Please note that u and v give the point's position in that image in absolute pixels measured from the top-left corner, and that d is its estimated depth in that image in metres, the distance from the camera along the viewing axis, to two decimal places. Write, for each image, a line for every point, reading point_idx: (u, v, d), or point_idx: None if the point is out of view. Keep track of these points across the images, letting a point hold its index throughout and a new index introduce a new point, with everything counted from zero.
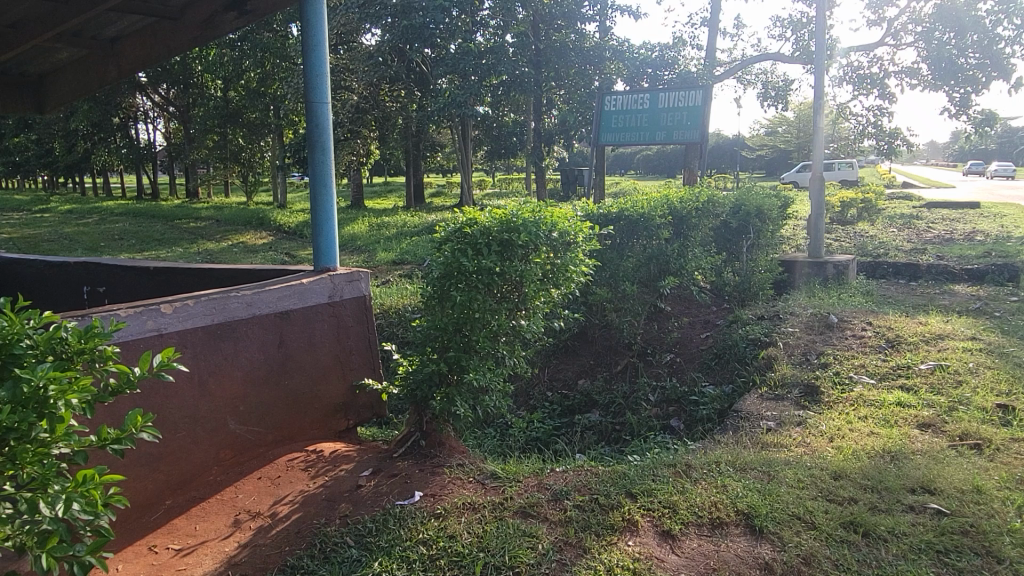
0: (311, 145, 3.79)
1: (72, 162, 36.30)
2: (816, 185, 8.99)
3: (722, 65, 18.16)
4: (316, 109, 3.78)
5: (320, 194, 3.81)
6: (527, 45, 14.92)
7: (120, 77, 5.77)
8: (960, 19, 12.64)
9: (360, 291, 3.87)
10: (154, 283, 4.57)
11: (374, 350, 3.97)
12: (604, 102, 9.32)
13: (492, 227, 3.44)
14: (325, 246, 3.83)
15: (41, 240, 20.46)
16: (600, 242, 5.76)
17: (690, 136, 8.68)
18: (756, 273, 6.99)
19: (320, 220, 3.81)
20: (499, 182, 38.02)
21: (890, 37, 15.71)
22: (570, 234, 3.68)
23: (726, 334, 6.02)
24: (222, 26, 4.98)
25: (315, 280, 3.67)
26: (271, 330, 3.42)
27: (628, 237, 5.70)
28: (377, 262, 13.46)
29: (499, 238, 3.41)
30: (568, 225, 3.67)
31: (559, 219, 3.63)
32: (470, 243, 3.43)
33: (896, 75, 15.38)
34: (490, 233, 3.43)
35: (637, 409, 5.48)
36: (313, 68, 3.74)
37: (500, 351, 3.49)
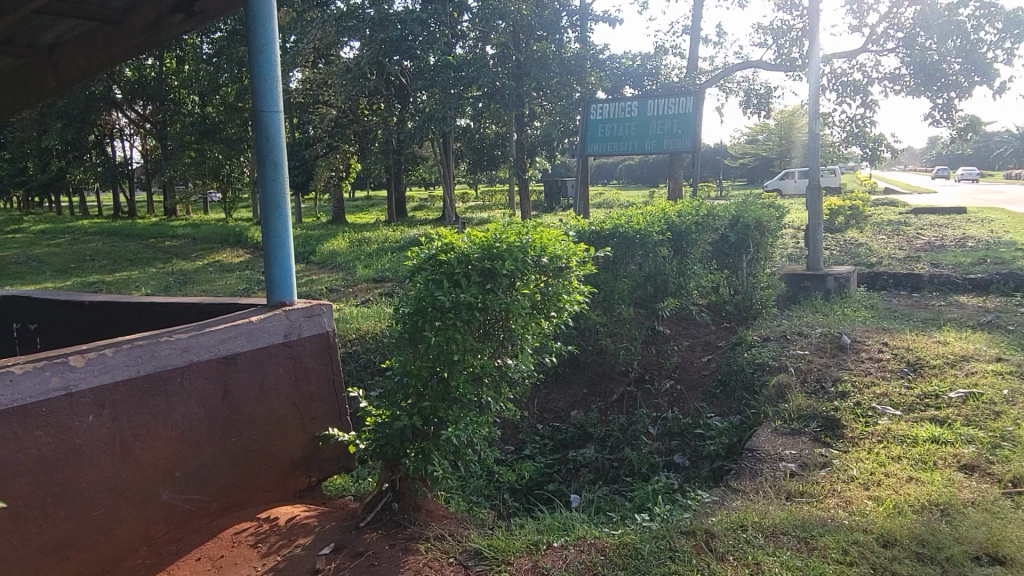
0: (260, 160, 3.26)
1: (47, 182, 35.49)
2: (813, 192, 8.56)
3: (704, 75, 17.93)
4: (267, 119, 3.25)
5: (272, 217, 3.27)
6: (507, 56, 14.59)
7: (60, 88, 5.21)
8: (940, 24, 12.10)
9: (320, 327, 3.36)
10: (91, 323, 4.01)
11: (339, 394, 3.46)
12: (591, 111, 8.90)
13: (472, 253, 2.94)
14: (278, 275, 3.30)
15: (10, 262, 19.76)
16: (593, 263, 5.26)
17: (680, 144, 8.21)
18: (758, 290, 6.54)
19: (274, 248, 3.28)
20: (481, 195, 37.57)
21: (873, 43, 15.49)
22: (561, 258, 3.19)
23: (730, 358, 5.55)
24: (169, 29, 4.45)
25: (267, 317, 3.15)
26: (214, 379, 2.89)
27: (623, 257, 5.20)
28: (356, 280, 12.95)
29: (480, 266, 2.90)
30: (560, 248, 3.19)
31: (548, 241, 3.14)
32: (447, 272, 2.92)
33: (879, 82, 15.19)
34: (469, 261, 2.93)
35: (637, 444, 5.04)
36: (261, 72, 3.22)
37: (483, 397, 3.00)
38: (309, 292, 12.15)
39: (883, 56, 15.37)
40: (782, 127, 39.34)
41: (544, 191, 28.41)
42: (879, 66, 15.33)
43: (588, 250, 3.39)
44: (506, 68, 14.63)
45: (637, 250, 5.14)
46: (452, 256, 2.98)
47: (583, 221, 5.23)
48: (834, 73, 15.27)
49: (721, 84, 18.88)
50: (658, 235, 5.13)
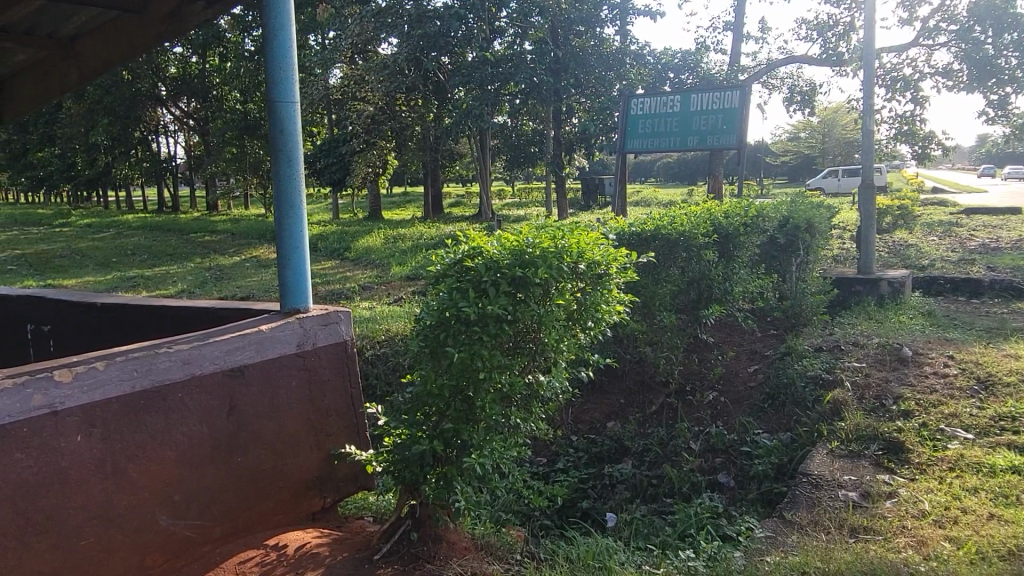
0: (274, 155, 3.01)
1: (94, 177, 36.16)
2: (867, 191, 8.07)
3: (747, 71, 17.41)
4: (281, 110, 2.99)
5: (285, 217, 3.02)
6: (545, 52, 14.30)
7: (81, 82, 5.06)
8: (997, 16, 11.37)
9: (337, 335, 3.12)
10: (103, 326, 3.83)
11: (356, 408, 3.21)
12: (631, 104, 8.49)
13: (502, 258, 2.65)
14: (292, 279, 3.05)
15: (54, 256, 20.11)
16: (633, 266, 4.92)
17: (724, 141, 7.82)
18: (809, 296, 6.14)
19: (287, 250, 3.03)
20: (517, 192, 37.31)
21: (925, 37, 14.80)
22: (601, 264, 2.89)
23: (779, 368, 5.17)
24: (185, 20, 4.23)
25: (279, 325, 2.91)
26: (218, 394, 2.66)
27: (666, 261, 4.84)
28: (390, 278, 12.79)
29: (510, 274, 2.61)
30: (599, 253, 2.89)
31: (586, 246, 2.84)
32: (474, 280, 2.63)
33: (931, 78, 14.53)
34: (498, 268, 2.64)
35: (677, 460, 4.73)
36: (276, 58, 2.95)
37: (512, 418, 2.73)
38: (342, 289, 12.01)
39: (935, 51, 14.71)
40: (826, 125, 38.37)
41: (581, 188, 28.02)
42: (932, 61, 14.67)
43: (630, 257, 3.09)
44: (544, 64, 14.33)
45: (681, 254, 4.77)
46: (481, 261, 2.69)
47: (623, 221, 4.90)
48: (885, 68, 14.64)
49: (764, 80, 18.32)
50: (704, 237, 4.76)
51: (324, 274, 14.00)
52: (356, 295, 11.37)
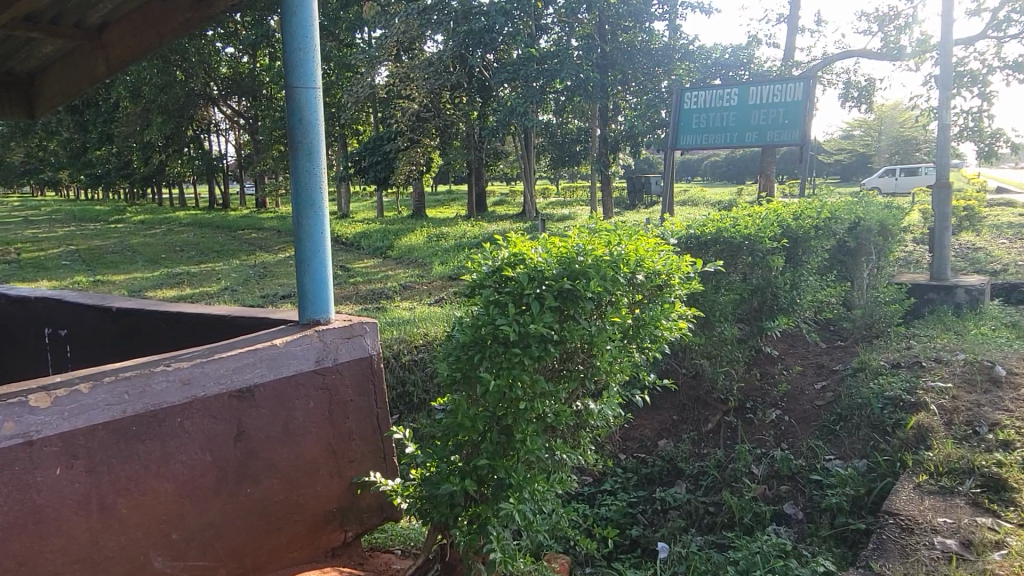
0: (292, 147, 2.68)
1: (149, 174, 36.91)
2: (941, 191, 7.43)
3: (801, 66, 16.71)
4: (300, 97, 2.65)
5: (305, 218, 2.70)
6: (592, 49, 13.86)
7: (109, 74, 4.82)
8: None
9: (360, 350, 2.78)
10: (118, 333, 3.56)
11: (382, 430, 2.88)
12: (682, 99, 7.86)
13: (549, 268, 2.27)
14: (312, 287, 2.73)
15: (106, 251, 20.41)
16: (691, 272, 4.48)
17: (788, 137, 7.34)
18: (882, 306, 5.61)
19: (306, 254, 2.70)
20: (562, 191, 36.88)
21: (994, 29, 13.91)
22: (661, 274, 2.50)
23: (851, 387, 4.68)
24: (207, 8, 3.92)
25: (296, 339, 2.59)
26: (225, 418, 2.34)
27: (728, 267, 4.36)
28: (431, 277, 12.54)
29: (557, 286, 2.23)
30: (658, 263, 2.49)
31: (645, 254, 2.45)
32: (515, 293, 2.26)
33: (1001, 71, 13.65)
34: (542, 279, 2.25)
35: (737, 486, 4.30)
36: (295, 38, 2.60)
37: (557, 451, 2.37)
38: (383, 289, 11.80)
39: (1005, 43, 13.83)
40: (882, 121, 37.02)
41: (627, 187, 27.47)
42: (1001, 54, 13.78)
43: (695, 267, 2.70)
44: (591, 60, 13.90)
45: (745, 260, 4.31)
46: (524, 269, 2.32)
47: (680, 223, 4.45)
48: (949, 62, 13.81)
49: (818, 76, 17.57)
50: (773, 243, 4.29)
51: (367, 272, 13.82)
52: (397, 295, 11.13)
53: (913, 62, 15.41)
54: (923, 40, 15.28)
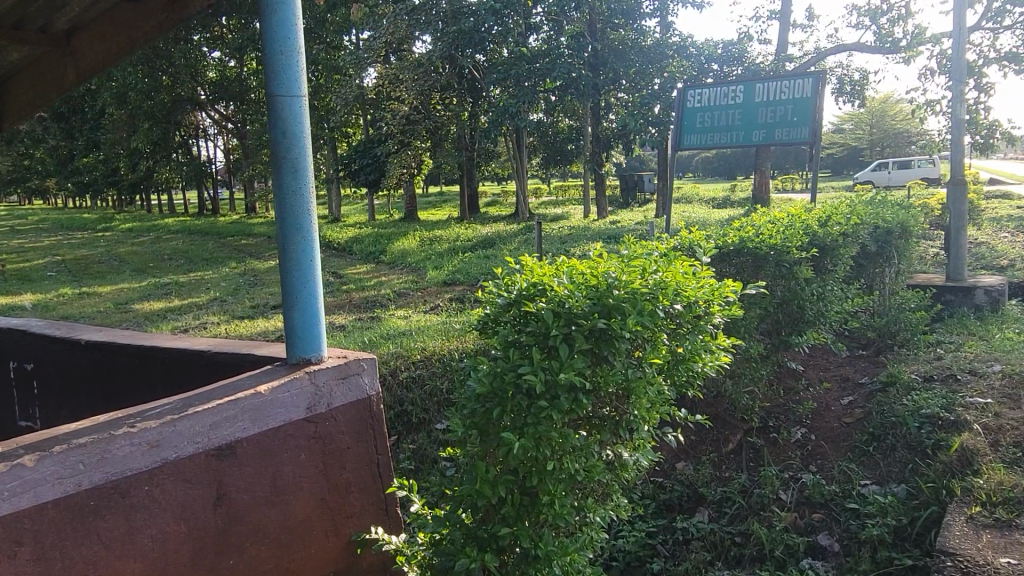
0: (275, 164, 2.33)
1: (137, 181, 36.36)
2: (957, 189, 7.16)
3: (793, 61, 16.48)
4: (282, 106, 2.31)
5: (292, 244, 2.34)
6: (584, 46, 13.57)
7: (78, 82, 4.46)
8: None
9: (356, 391, 2.46)
10: (89, 368, 3.23)
11: (382, 480, 2.55)
12: (686, 97, 7.50)
13: (577, 304, 1.96)
14: (302, 324, 2.39)
15: (93, 261, 19.94)
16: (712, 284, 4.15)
17: (797, 135, 7.01)
18: (907, 313, 5.34)
19: (294, 285, 2.36)
20: (554, 190, 36.56)
21: (989, 20, 13.70)
22: (701, 304, 2.18)
23: (883, 403, 4.38)
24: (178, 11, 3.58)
25: (284, 383, 2.25)
26: (201, 481, 2.01)
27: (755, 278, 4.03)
28: (427, 283, 12.21)
29: (587, 326, 1.92)
30: (698, 290, 2.17)
31: (684, 281, 2.14)
32: (540, 335, 1.96)
33: (996, 63, 13.43)
34: (571, 315, 1.94)
35: (765, 513, 3.97)
36: (276, 40, 2.27)
37: (588, 513, 2.05)
38: (377, 296, 11.47)
39: (1000, 35, 13.60)
40: (872, 115, 36.89)
41: (620, 186, 27.21)
42: (996, 45, 13.56)
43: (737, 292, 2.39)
44: (583, 58, 13.61)
45: (772, 271, 3.99)
46: (548, 303, 2.01)
47: (698, 234, 4.11)
48: (944, 54, 13.58)
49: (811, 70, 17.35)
50: (802, 254, 3.95)
51: (359, 279, 13.44)
52: (391, 304, 10.76)
53: (905, 55, 15.22)
54: (916, 32, 15.06)
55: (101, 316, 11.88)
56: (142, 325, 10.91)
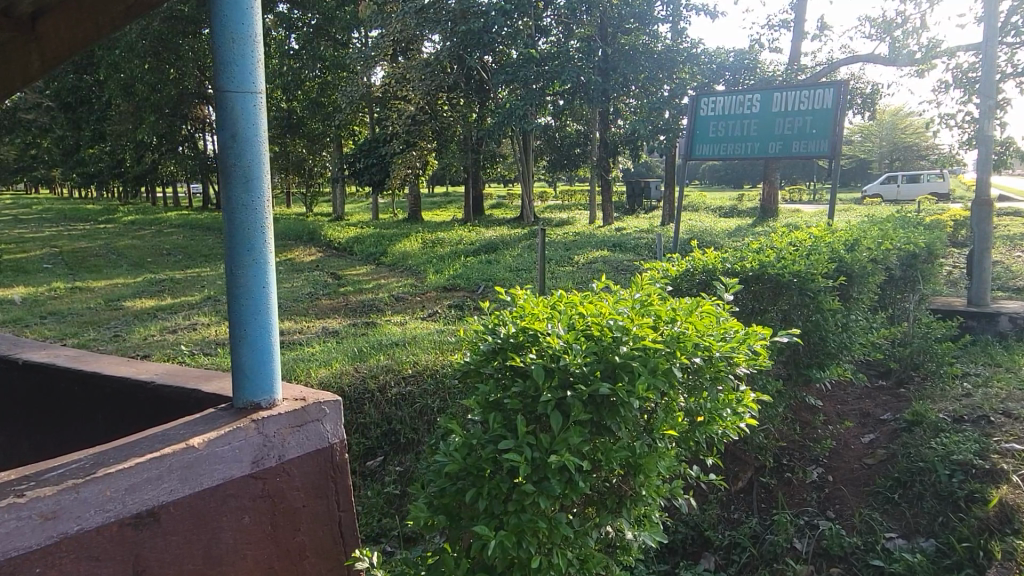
0: (222, 174, 1.96)
1: (141, 173, 36.02)
2: (981, 210, 6.76)
3: (806, 71, 16.14)
4: (235, 105, 1.94)
5: (241, 267, 1.98)
6: (593, 51, 13.19)
7: (46, 70, 4.09)
8: None
9: (317, 439, 2.12)
10: (25, 391, 2.86)
11: (344, 543, 2.20)
12: (699, 105, 7.13)
13: (575, 364, 1.78)
14: (251, 363, 2.02)
15: (89, 254, 19.63)
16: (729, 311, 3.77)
17: (815, 148, 6.64)
18: (933, 345, 4.97)
19: (242, 316, 2.00)
20: (560, 196, 36.18)
21: (1008, 35, 13.30)
22: (723, 357, 1.99)
23: (909, 446, 4.00)
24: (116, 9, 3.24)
25: (226, 435, 1.90)
26: (112, 558, 1.66)
27: (778, 309, 3.65)
28: (426, 288, 11.86)
29: (587, 391, 1.75)
30: (718, 341, 1.99)
31: (704, 331, 2.00)
32: (533, 396, 1.81)
33: (1013, 79, 13.04)
34: (568, 376, 1.78)
35: (779, 566, 3.57)
36: (227, 27, 1.91)
37: None
38: (374, 300, 11.11)
39: (1018, 50, 13.21)
40: (882, 127, 36.52)
41: (626, 193, 26.85)
42: (1015, 61, 13.16)
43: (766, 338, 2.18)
44: (592, 62, 13.24)
45: (795, 300, 3.61)
46: (541, 359, 1.85)
47: (714, 257, 3.76)
48: (960, 69, 13.19)
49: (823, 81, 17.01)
50: (829, 284, 3.58)
51: (358, 281, 13.06)
52: (388, 309, 10.37)
53: (919, 68, 14.86)
54: (931, 46, 14.70)
55: (90, 313, 11.51)
56: (129, 323, 10.52)
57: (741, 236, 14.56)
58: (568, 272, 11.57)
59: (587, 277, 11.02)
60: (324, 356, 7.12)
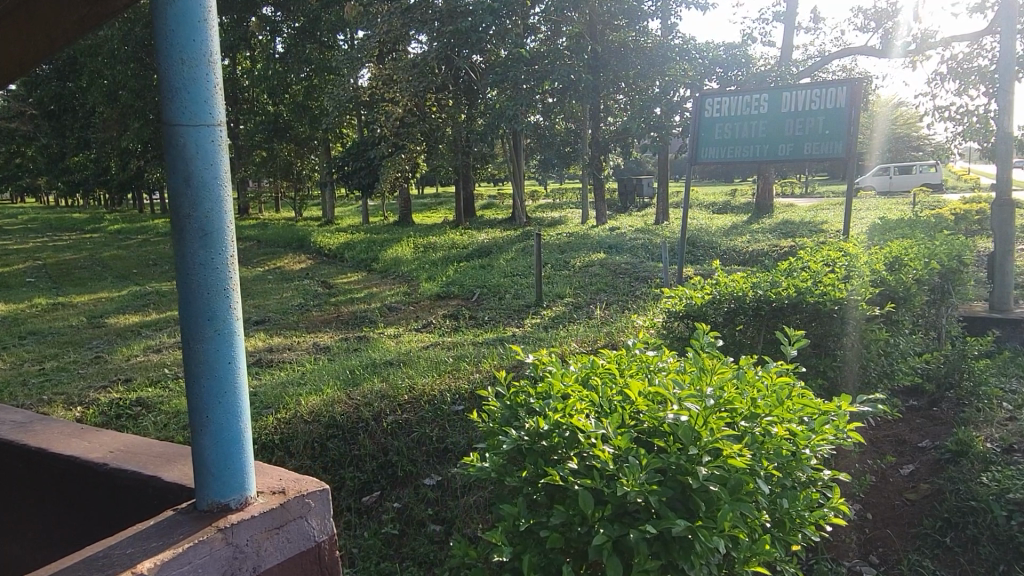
0: (175, 230, 1.58)
1: (127, 180, 35.41)
2: (1002, 210, 6.40)
3: (798, 65, 15.84)
4: (186, 141, 1.55)
5: (200, 342, 1.59)
6: (583, 49, 12.80)
7: None
8: None
9: (302, 537, 1.74)
10: None
11: None
12: (703, 107, 6.63)
13: (635, 489, 1.64)
14: (216, 460, 1.63)
15: (73, 266, 19.12)
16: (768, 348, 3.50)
17: (831, 149, 6.25)
18: (971, 365, 4.67)
19: (205, 403, 1.60)
20: (551, 194, 35.89)
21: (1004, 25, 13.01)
22: (794, 449, 1.90)
23: (956, 481, 3.67)
24: (44, 34, 2.73)
25: (187, 552, 1.51)
26: None
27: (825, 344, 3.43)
28: (419, 296, 11.50)
29: (650, 529, 1.63)
30: (787, 432, 1.91)
31: (776, 425, 1.90)
32: (581, 525, 1.73)
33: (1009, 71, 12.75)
34: (620, 504, 1.69)
35: None
36: (174, 47, 1.53)
37: None
38: (366, 310, 10.74)
39: None
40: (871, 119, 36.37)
41: (619, 191, 26.57)
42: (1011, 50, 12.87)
43: (845, 418, 2.08)
44: (583, 61, 12.85)
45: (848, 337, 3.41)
46: (584, 475, 1.75)
47: (743, 281, 3.59)
48: (955, 59, 12.88)
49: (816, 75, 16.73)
50: (873, 311, 3.42)
51: (350, 290, 12.67)
52: (381, 320, 10.00)
53: (913, 60, 14.59)
54: (924, 37, 14.43)
55: (71, 332, 11.03)
56: (112, 343, 10.06)
57: (738, 233, 14.21)
58: (565, 277, 11.20)
59: (585, 283, 10.63)
60: (315, 379, 6.69)
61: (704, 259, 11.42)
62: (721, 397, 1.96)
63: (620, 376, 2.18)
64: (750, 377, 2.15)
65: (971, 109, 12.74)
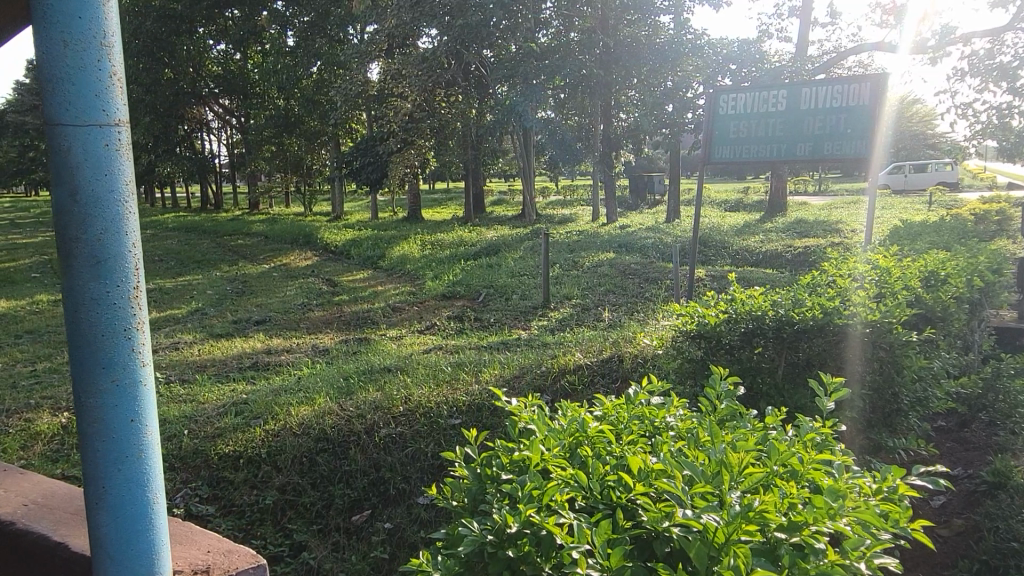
0: (61, 258, 1.43)
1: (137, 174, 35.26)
2: None
3: (815, 62, 15.40)
4: (73, 141, 1.40)
5: (90, 394, 1.45)
6: (595, 42, 12.38)
7: None
8: None
9: None
10: None
11: None
12: (717, 102, 6.27)
13: None
14: (109, 532, 1.49)
15: None
16: (794, 370, 3.25)
17: (852, 150, 5.87)
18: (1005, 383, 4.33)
19: (98, 468, 1.47)
20: (561, 191, 35.50)
21: None
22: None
23: (995, 515, 3.33)
24: None
25: None
26: None
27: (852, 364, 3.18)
28: (424, 296, 11.17)
29: None
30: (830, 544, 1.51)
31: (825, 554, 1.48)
32: None
33: None
34: None
35: None
36: (53, 33, 1.38)
37: None
38: (368, 311, 10.41)
39: None
40: None
41: (630, 188, 26.14)
42: None
43: (904, 512, 1.70)
44: (594, 55, 12.44)
45: (879, 357, 3.18)
46: None
47: (761, 297, 3.37)
48: (978, 55, 12.41)
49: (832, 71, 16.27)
50: (910, 337, 3.18)
51: (354, 289, 12.34)
52: (383, 322, 9.68)
53: (933, 56, 14.13)
54: (945, 32, 13.96)
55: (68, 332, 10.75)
56: None
57: (751, 232, 13.77)
58: (574, 277, 10.84)
59: (593, 283, 10.28)
60: (309, 387, 6.36)
61: (717, 260, 11.03)
62: (748, 502, 1.57)
63: (617, 446, 1.88)
64: (782, 452, 1.79)
65: (994, 107, 12.29)
